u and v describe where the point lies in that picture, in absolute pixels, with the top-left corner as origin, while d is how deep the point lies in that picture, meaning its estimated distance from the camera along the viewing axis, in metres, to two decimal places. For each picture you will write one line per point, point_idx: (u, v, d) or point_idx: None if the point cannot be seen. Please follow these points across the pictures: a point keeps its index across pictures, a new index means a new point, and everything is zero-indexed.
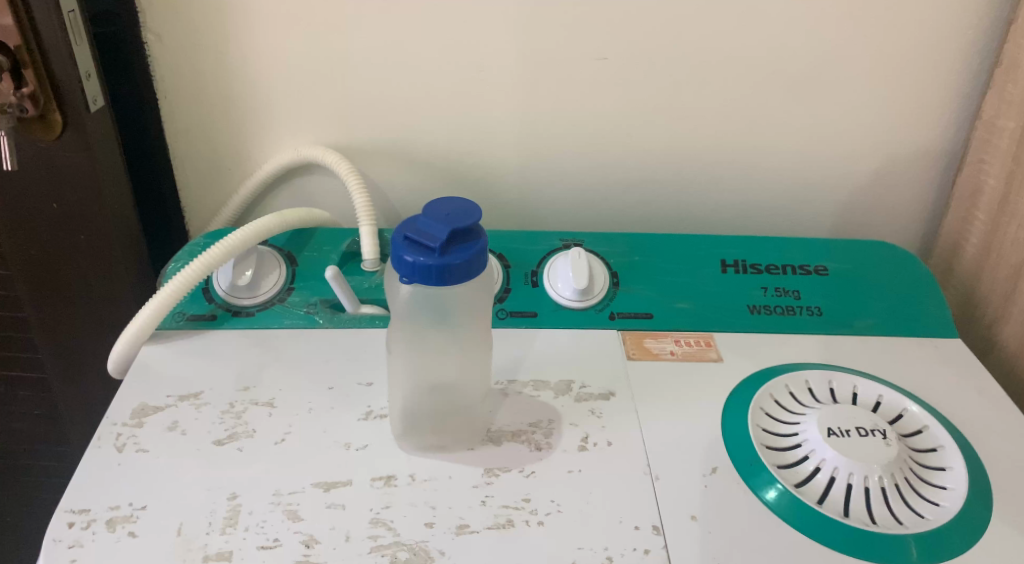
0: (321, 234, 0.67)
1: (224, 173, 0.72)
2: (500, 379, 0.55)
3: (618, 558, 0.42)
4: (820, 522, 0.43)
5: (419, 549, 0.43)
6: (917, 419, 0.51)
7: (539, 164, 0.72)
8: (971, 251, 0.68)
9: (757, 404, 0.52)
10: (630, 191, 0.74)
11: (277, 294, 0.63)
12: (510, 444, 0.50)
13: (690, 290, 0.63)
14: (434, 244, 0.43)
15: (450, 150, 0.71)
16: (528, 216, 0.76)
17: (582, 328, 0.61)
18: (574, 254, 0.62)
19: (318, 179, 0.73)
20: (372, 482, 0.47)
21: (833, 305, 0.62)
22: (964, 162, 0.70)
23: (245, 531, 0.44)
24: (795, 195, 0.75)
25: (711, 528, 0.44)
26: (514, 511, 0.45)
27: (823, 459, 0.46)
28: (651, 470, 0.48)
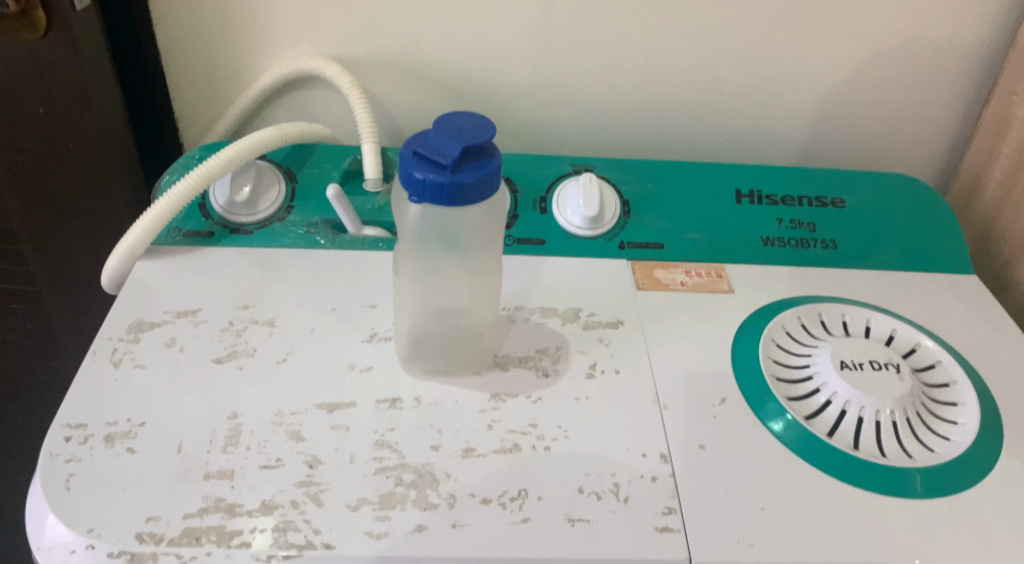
0: (322, 151, 0.64)
1: (219, 83, 0.68)
2: (507, 305, 0.54)
3: (625, 484, 0.42)
4: (829, 454, 0.43)
5: (425, 471, 0.43)
6: (931, 354, 0.50)
7: (550, 85, 0.69)
8: (992, 188, 0.66)
9: (769, 336, 0.51)
10: (643, 116, 0.71)
11: (276, 212, 0.60)
12: (517, 370, 0.49)
13: (703, 220, 0.61)
14: (446, 161, 0.40)
15: (457, 67, 0.67)
16: (536, 140, 0.73)
17: (591, 257, 0.59)
18: (586, 179, 0.60)
19: (317, 93, 0.70)
20: (377, 404, 0.47)
21: (848, 240, 0.60)
22: (992, 94, 0.67)
23: (246, 450, 0.43)
24: (815, 125, 0.72)
25: (719, 458, 0.43)
26: (521, 436, 0.45)
27: (835, 392, 0.45)
28: (659, 399, 0.47)
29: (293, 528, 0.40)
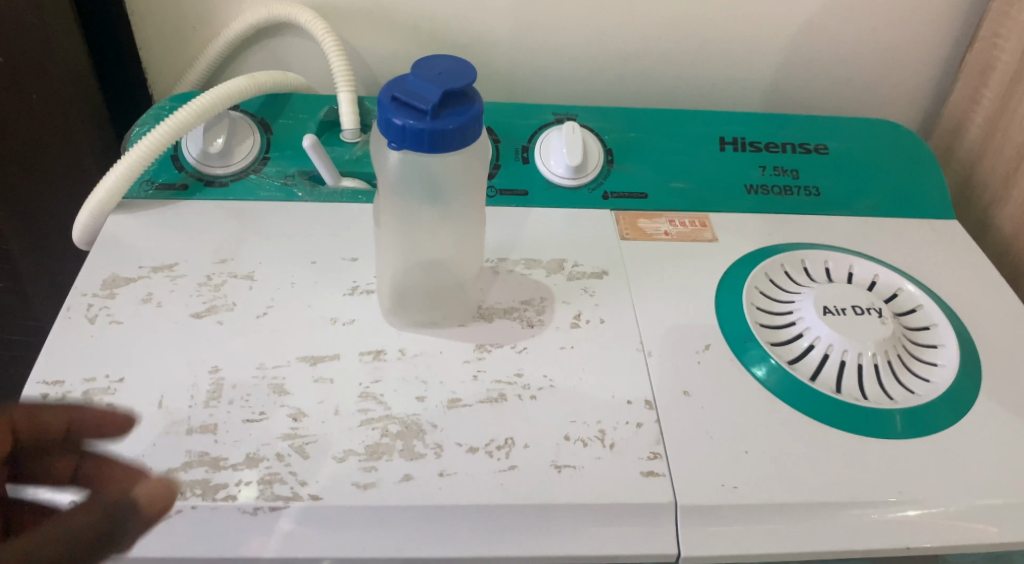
0: (297, 100, 0.62)
1: (187, 30, 0.65)
2: (491, 257, 0.53)
3: (611, 431, 0.42)
4: (810, 396, 0.44)
5: (411, 422, 0.43)
6: (912, 298, 0.51)
7: (531, 31, 0.67)
8: (975, 132, 0.66)
9: (752, 283, 0.51)
10: (627, 63, 0.69)
11: (252, 164, 0.58)
12: (501, 321, 0.49)
13: (686, 168, 0.60)
14: (427, 106, 0.39)
15: (433, 11, 0.65)
16: (517, 89, 0.71)
17: (574, 208, 0.58)
18: (568, 128, 0.59)
19: (289, 41, 0.67)
20: (361, 356, 0.46)
21: (832, 186, 0.60)
22: (976, 38, 0.66)
23: (229, 404, 0.43)
24: (799, 71, 0.71)
25: (704, 403, 0.44)
26: (507, 386, 0.45)
27: (818, 336, 0.46)
28: (644, 346, 0.47)
29: (278, 480, 0.40)
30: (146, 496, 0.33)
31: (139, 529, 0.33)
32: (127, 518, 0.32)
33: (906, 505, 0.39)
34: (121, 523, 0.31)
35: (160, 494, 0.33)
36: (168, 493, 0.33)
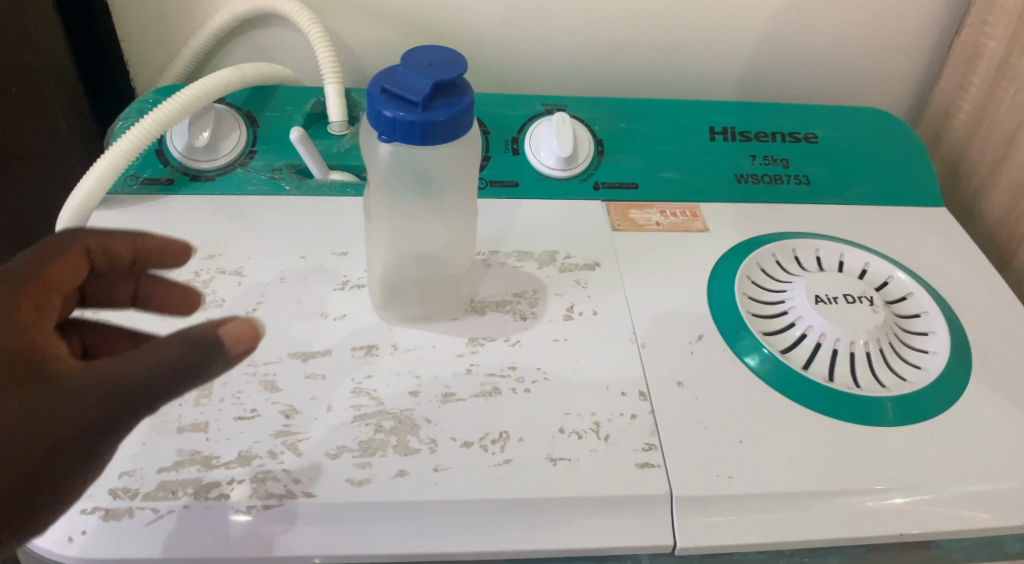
0: (282, 94, 0.61)
1: (172, 21, 0.65)
2: (482, 249, 0.53)
3: (606, 423, 0.42)
4: (803, 385, 0.44)
5: (405, 417, 0.42)
6: (903, 286, 0.51)
7: (519, 21, 0.66)
8: (962, 119, 0.66)
9: (744, 273, 0.51)
10: (616, 52, 0.69)
11: (239, 158, 0.57)
12: (494, 314, 0.49)
13: (678, 158, 0.60)
14: (417, 98, 0.38)
15: (420, 1, 0.64)
16: (505, 79, 0.70)
17: (565, 199, 0.58)
18: (558, 118, 0.58)
19: (274, 32, 0.66)
20: (353, 351, 0.46)
21: (821, 175, 0.60)
22: (963, 25, 0.66)
23: (220, 401, 0.43)
24: (788, 59, 0.71)
25: (698, 394, 0.44)
26: (500, 379, 0.44)
27: (810, 325, 0.46)
28: (637, 338, 0.47)
29: (271, 478, 0.39)
30: (231, 333, 0.32)
31: (226, 363, 0.33)
32: (214, 353, 0.32)
33: (893, 491, 0.40)
34: (209, 358, 0.32)
35: (243, 331, 0.32)
36: (253, 330, 0.33)
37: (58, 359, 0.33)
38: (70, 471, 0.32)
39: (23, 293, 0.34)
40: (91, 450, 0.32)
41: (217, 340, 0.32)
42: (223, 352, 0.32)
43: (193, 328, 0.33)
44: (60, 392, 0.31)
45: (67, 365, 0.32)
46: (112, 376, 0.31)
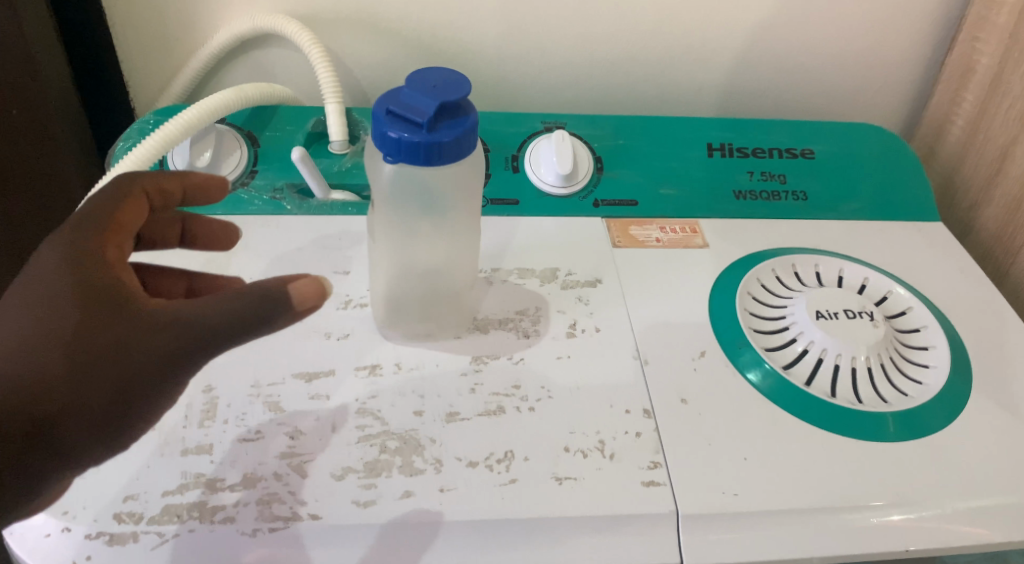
0: (283, 112, 0.62)
1: (171, 44, 0.65)
2: (484, 267, 0.53)
3: (611, 441, 0.42)
4: (805, 401, 0.44)
5: (409, 437, 0.42)
6: (902, 300, 0.51)
7: (518, 39, 0.67)
8: (956, 133, 0.67)
9: (745, 288, 0.52)
10: (613, 69, 0.70)
11: (240, 178, 0.58)
12: (496, 332, 0.49)
13: (676, 174, 0.60)
14: (422, 119, 0.38)
15: (419, 20, 0.65)
16: (504, 97, 0.71)
17: (566, 216, 0.58)
18: (558, 136, 0.59)
19: (274, 52, 0.66)
20: (357, 371, 0.46)
21: (819, 189, 0.61)
22: (955, 40, 0.67)
23: (224, 423, 0.43)
24: (782, 75, 0.72)
25: (701, 411, 0.44)
26: (504, 398, 0.45)
27: (812, 341, 0.46)
28: (640, 355, 0.47)
29: (277, 500, 0.39)
30: (297, 292, 0.35)
31: (290, 318, 0.35)
32: (280, 311, 0.35)
33: (890, 509, 0.40)
34: (274, 315, 0.35)
35: (309, 291, 0.35)
36: (318, 291, 0.36)
37: (144, 296, 0.35)
38: (151, 402, 0.35)
39: (107, 234, 0.36)
40: (170, 384, 0.35)
41: (285, 297, 0.35)
42: (290, 310, 0.35)
43: (261, 282, 0.35)
44: (147, 328, 0.33)
45: (151, 301, 0.34)
46: (189, 322, 0.34)
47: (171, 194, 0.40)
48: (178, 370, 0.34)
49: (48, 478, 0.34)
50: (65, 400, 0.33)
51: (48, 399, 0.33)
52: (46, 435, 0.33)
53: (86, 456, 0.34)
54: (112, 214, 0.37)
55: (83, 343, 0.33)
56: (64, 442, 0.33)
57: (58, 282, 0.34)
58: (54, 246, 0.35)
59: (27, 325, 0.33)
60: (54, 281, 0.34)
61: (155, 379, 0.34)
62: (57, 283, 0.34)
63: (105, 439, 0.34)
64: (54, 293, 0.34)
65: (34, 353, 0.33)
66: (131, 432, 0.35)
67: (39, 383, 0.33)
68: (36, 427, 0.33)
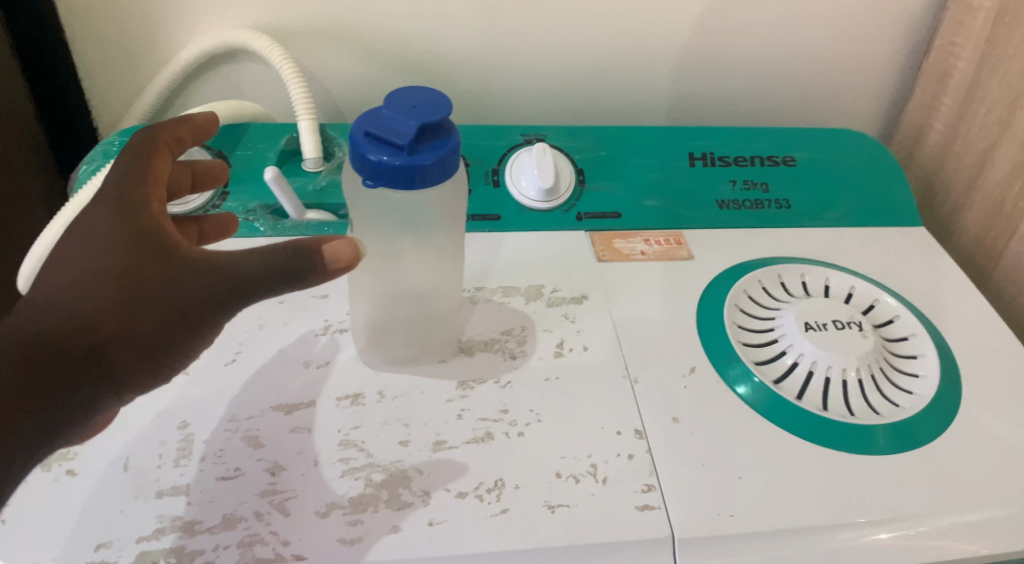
0: (254, 130, 0.60)
1: (136, 62, 0.62)
2: (468, 286, 0.52)
3: (603, 465, 0.41)
4: (797, 416, 0.44)
5: (396, 469, 0.41)
6: (890, 309, 0.51)
7: (496, 52, 0.66)
8: (935, 138, 0.67)
9: (732, 301, 0.51)
10: (592, 80, 0.69)
11: (210, 200, 0.56)
12: (482, 354, 0.47)
13: (659, 184, 0.60)
14: (403, 141, 0.37)
15: (394, 34, 0.63)
16: (482, 110, 0.70)
17: (549, 230, 0.57)
18: (540, 149, 0.58)
19: (243, 68, 0.65)
20: (339, 401, 0.45)
21: (801, 197, 0.60)
22: (931, 45, 0.67)
23: (201, 461, 0.41)
24: (760, 82, 0.71)
25: (694, 429, 0.43)
26: (493, 424, 0.43)
27: (802, 353, 0.46)
28: (630, 374, 0.46)
29: (259, 541, 0.38)
30: (331, 252, 0.35)
31: (323, 276, 0.35)
32: (315, 267, 0.34)
33: (878, 526, 0.39)
34: (308, 271, 0.34)
35: (343, 251, 0.35)
36: (352, 253, 0.36)
37: (189, 246, 0.35)
38: (193, 342, 0.35)
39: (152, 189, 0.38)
40: (211, 327, 0.35)
41: (319, 253, 0.34)
42: (323, 267, 0.35)
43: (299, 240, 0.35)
44: (191, 272, 0.34)
45: (194, 250, 0.35)
46: (227, 269, 0.34)
47: (186, 144, 0.42)
48: (217, 313, 0.34)
49: (98, 405, 0.35)
50: (116, 329, 0.34)
51: (101, 328, 0.34)
52: (100, 361, 0.34)
53: (132, 383, 0.35)
54: (149, 170, 0.38)
55: (134, 281, 0.34)
56: (116, 370, 0.35)
57: (116, 226, 0.35)
58: (110, 201, 0.37)
59: (88, 261, 0.35)
60: (112, 225, 0.36)
61: (197, 321, 0.34)
62: (112, 233, 0.35)
63: (149, 371, 0.35)
64: (112, 236, 0.35)
65: (90, 286, 0.34)
66: (175, 366, 0.36)
67: (95, 313, 0.34)
68: (90, 352, 0.34)
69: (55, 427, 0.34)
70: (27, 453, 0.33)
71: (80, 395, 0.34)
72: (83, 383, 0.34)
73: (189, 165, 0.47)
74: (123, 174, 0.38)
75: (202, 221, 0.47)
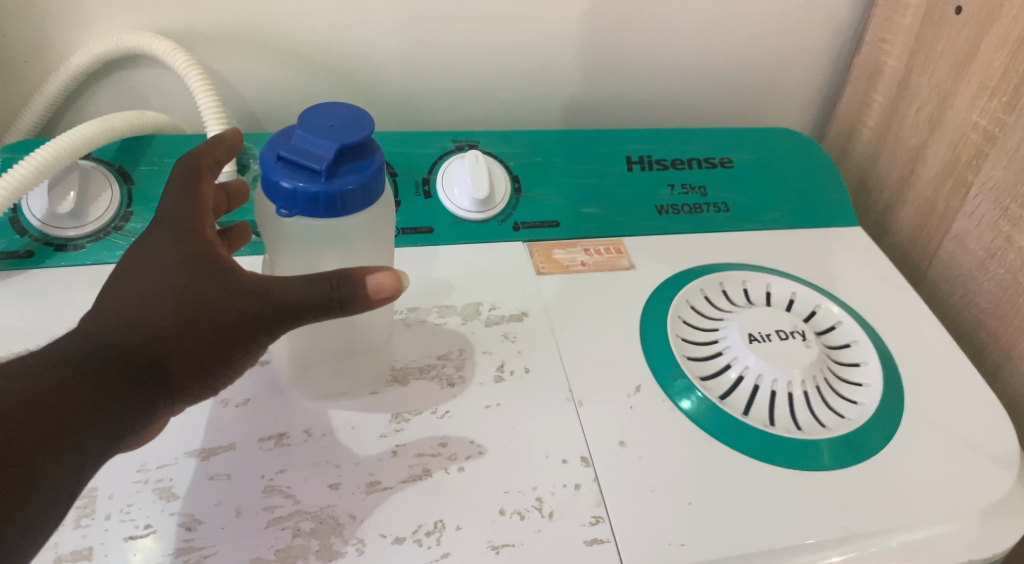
0: (160, 142, 0.55)
1: (20, 68, 0.56)
2: (400, 308, 0.49)
3: (549, 497, 0.39)
4: (742, 431, 0.43)
5: (326, 516, 0.38)
6: (831, 315, 0.51)
7: (423, 53, 0.62)
8: (867, 135, 0.68)
9: (675, 313, 0.50)
10: (526, 79, 0.66)
11: (112, 220, 0.51)
12: (417, 383, 0.44)
13: (596, 191, 0.58)
14: (320, 166, 0.34)
15: (314, 34, 0.59)
16: (411, 113, 0.66)
17: (485, 242, 0.55)
18: (472, 156, 0.55)
19: (146, 73, 0.59)
20: (261, 443, 0.41)
21: (739, 200, 0.60)
22: (862, 41, 0.68)
23: (106, 520, 0.37)
24: (696, 79, 0.70)
25: (642, 453, 0.41)
26: (430, 459, 0.41)
27: (746, 366, 0.45)
28: (574, 396, 0.44)
29: None
30: (374, 282, 0.34)
31: (364, 305, 0.34)
32: (358, 297, 0.33)
33: (828, 549, 0.38)
34: (351, 300, 0.33)
35: (387, 282, 0.34)
36: (395, 283, 0.34)
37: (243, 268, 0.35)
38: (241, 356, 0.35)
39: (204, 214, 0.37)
40: (261, 342, 0.35)
41: (361, 283, 0.33)
42: (365, 297, 0.34)
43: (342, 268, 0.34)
44: (246, 295, 0.33)
45: (248, 274, 0.34)
46: (278, 296, 0.33)
47: (223, 163, 0.41)
48: (266, 332, 0.34)
49: (152, 413, 0.34)
50: (167, 345, 0.33)
51: (158, 344, 0.33)
52: (153, 375, 0.33)
53: (183, 397, 0.35)
54: (198, 195, 0.37)
55: (188, 299, 0.33)
56: (167, 383, 0.34)
57: (170, 244, 0.34)
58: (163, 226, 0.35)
59: (139, 276, 0.34)
60: (163, 245, 0.34)
61: (248, 338, 0.34)
62: (168, 255, 0.34)
63: (200, 383, 0.35)
64: (164, 254, 0.34)
65: (141, 302, 0.33)
66: (223, 381, 0.36)
67: (151, 329, 0.33)
68: (144, 366, 0.33)
69: (120, 433, 0.33)
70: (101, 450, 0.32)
71: (133, 411, 0.33)
72: (135, 399, 0.33)
73: (222, 185, 0.46)
74: (171, 195, 0.37)
75: (230, 232, 0.45)
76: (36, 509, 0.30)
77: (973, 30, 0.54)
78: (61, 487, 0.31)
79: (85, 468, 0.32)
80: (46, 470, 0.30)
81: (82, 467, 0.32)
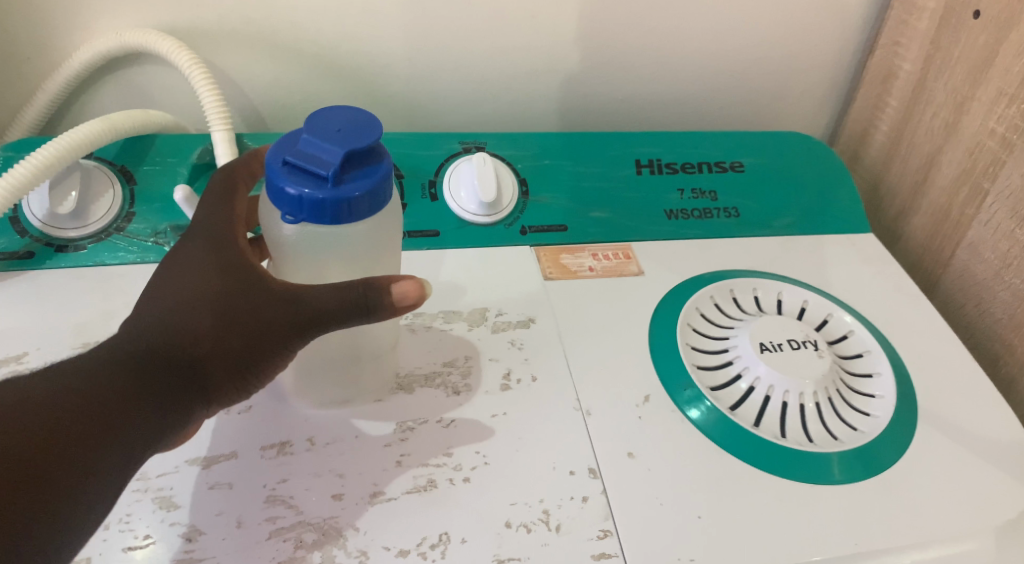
0: (163, 142, 0.54)
1: (22, 63, 0.55)
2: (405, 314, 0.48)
3: (556, 510, 0.38)
4: (753, 444, 0.42)
5: (329, 527, 0.37)
6: (844, 324, 0.50)
7: (432, 53, 0.62)
8: (880, 139, 0.67)
9: (685, 321, 0.49)
10: (535, 80, 0.65)
11: (114, 221, 0.50)
12: (423, 391, 0.44)
13: (605, 195, 0.57)
14: (327, 172, 0.33)
15: (320, 33, 0.58)
16: (419, 114, 0.66)
17: (489, 247, 0.54)
18: (479, 159, 0.54)
19: (150, 71, 0.58)
20: (264, 452, 0.40)
21: (750, 206, 0.59)
22: (876, 45, 0.67)
23: (106, 530, 0.36)
24: (707, 82, 0.70)
25: (651, 465, 0.41)
26: (435, 470, 0.40)
27: (757, 376, 0.44)
28: (582, 405, 0.44)
29: None
30: (399, 290, 0.34)
31: (389, 311, 0.34)
32: (383, 304, 0.34)
33: None
34: (377, 306, 0.34)
35: (411, 290, 0.34)
36: (419, 290, 0.34)
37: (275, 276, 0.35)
38: (273, 361, 0.35)
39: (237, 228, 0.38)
40: (293, 347, 0.35)
41: (387, 292, 0.33)
42: (390, 304, 0.34)
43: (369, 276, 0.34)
44: (277, 302, 0.34)
45: (278, 282, 0.35)
46: (307, 302, 0.34)
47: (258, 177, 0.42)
48: (296, 338, 0.34)
49: (192, 414, 0.35)
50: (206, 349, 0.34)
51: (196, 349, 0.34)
52: (189, 379, 0.34)
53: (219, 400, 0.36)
54: (231, 209, 0.38)
55: (222, 306, 0.34)
56: (205, 387, 0.35)
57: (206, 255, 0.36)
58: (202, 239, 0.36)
59: (175, 285, 0.35)
60: (200, 255, 0.36)
61: (279, 343, 0.34)
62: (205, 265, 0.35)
63: (234, 386, 0.35)
64: (201, 262, 0.35)
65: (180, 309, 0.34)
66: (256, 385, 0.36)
67: (190, 336, 0.34)
68: (183, 372, 0.34)
69: (165, 430, 0.34)
70: (144, 446, 0.33)
71: (173, 413, 0.34)
72: (171, 401, 0.34)
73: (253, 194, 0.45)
74: (206, 210, 0.38)
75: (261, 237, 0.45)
76: (88, 496, 0.30)
77: (991, 35, 0.53)
78: (110, 476, 0.31)
79: (134, 461, 0.32)
80: (89, 463, 0.31)
81: (131, 458, 0.32)
